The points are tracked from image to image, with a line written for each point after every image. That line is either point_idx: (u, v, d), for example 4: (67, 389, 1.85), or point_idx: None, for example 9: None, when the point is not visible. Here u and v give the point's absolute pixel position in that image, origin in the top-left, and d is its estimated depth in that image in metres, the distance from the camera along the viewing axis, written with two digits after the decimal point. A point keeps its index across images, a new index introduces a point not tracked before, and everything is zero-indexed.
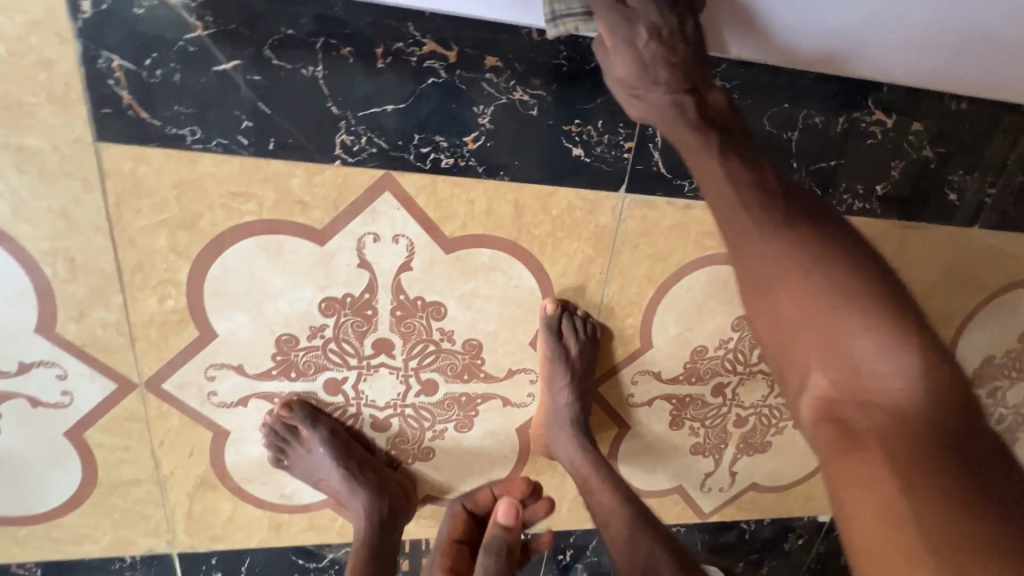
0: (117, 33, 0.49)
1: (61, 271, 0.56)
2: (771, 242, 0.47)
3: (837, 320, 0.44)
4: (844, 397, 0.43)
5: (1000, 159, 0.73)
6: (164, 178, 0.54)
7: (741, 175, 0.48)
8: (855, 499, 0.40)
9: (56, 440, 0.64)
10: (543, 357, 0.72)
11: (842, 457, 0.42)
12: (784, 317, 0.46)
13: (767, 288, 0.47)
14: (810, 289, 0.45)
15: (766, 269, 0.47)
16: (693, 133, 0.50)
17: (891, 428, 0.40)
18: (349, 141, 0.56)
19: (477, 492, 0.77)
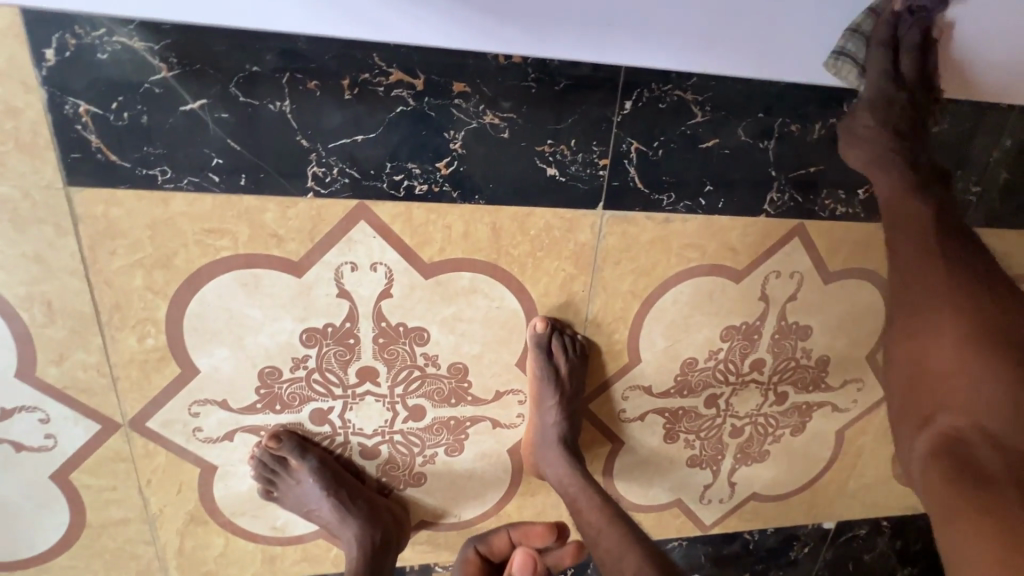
0: (84, 79, 0.49)
1: (38, 316, 0.56)
2: (945, 293, 0.56)
3: (975, 374, 0.53)
4: (976, 438, 0.52)
5: (983, 156, 0.72)
6: (136, 219, 0.54)
7: (916, 223, 0.60)
8: (953, 513, 0.48)
9: (43, 483, 0.64)
10: (530, 376, 0.71)
11: (948, 481, 0.50)
12: (934, 359, 0.56)
13: (930, 331, 0.56)
14: (964, 346, 0.54)
15: (931, 319, 0.57)
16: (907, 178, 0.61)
17: (1010, 473, 0.49)
18: (320, 173, 0.56)
19: (493, 537, 0.75)
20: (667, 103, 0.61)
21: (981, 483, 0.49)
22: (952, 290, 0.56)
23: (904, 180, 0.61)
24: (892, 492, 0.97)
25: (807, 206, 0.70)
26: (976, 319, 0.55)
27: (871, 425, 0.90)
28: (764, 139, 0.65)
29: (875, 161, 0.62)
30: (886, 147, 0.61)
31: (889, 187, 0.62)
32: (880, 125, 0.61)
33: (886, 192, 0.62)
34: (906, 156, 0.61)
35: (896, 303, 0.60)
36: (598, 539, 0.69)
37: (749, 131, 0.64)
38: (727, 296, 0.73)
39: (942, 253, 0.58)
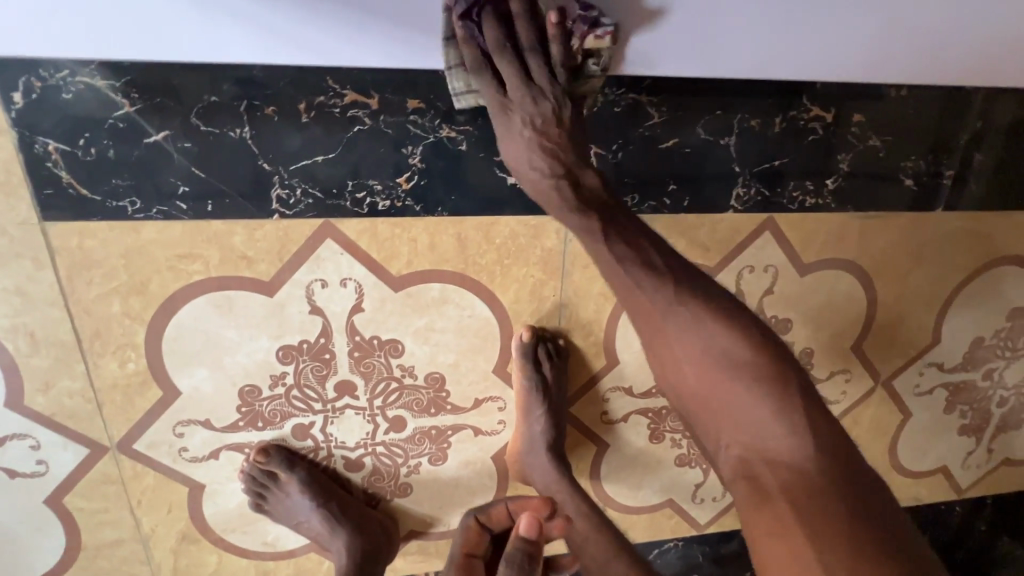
0: (50, 119, 0.51)
1: (24, 346, 0.59)
2: (670, 322, 0.51)
3: (735, 391, 0.49)
4: (750, 455, 0.48)
5: (954, 139, 0.72)
6: (111, 248, 0.57)
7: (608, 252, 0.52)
8: (763, 535, 0.46)
9: (37, 508, 0.66)
10: (516, 383, 0.71)
11: (750, 505, 0.47)
12: (692, 386, 0.51)
13: (672, 358, 0.52)
14: (717, 361, 0.50)
15: (673, 341, 0.52)
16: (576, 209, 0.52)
17: (796, 485, 0.45)
18: (284, 195, 0.58)
19: (492, 507, 0.67)
20: (622, 107, 0.61)
21: (769, 504, 0.46)
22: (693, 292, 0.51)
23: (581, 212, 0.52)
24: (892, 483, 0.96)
25: (774, 200, 0.70)
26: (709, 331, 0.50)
27: (864, 416, 0.89)
28: (723, 136, 0.65)
29: (546, 187, 0.52)
30: (545, 175, 0.52)
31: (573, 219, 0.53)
32: (535, 135, 0.51)
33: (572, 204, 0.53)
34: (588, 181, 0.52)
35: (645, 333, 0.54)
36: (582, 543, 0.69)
37: (708, 128, 0.64)
38: None
39: (648, 263, 0.52)
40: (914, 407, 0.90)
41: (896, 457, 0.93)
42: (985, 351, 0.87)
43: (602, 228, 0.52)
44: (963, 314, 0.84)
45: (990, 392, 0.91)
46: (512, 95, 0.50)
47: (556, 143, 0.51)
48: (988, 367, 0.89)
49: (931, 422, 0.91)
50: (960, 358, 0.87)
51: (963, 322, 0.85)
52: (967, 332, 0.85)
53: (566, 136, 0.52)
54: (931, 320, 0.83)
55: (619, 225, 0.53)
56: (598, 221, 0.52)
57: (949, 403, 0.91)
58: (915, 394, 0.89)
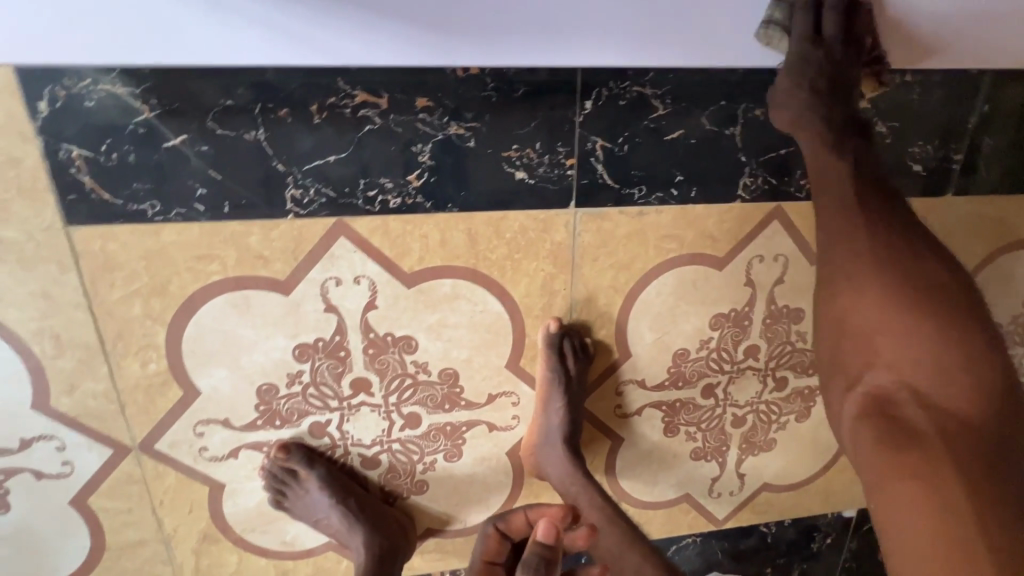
0: (74, 126, 0.53)
1: (49, 349, 0.60)
2: (873, 256, 0.55)
3: (914, 336, 0.53)
4: (900, 396, 0.53)
5: (962, 124, 0.71)
6: (130, 251, 0.58)
7: (837, 177, 0.58)
8: (896, 471, 0.51)
9: (63, 509, 0.67)
10: (540, 374, 0.72)
11: (880, 442, 0.52)
12: (867, 322, 0.55)
13: (857, 292, 0.56)
14: (908, 308, 0.54)
15: (861, 276, 0.56)
16: (828, 148, 0.58)
17: (951, 433, 0.51)
18: (298, 195, 0.59)
19: (511, 516, 0.69)
20: (627, 100, 0.62)
21: (916, 444, 0.51)
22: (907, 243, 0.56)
23: (824, 147, 0.58)
24: None
25: (782, 188, 0.70)
26: (913, 274, 0.55)
27: None
28: (728, 125, 0.65)
29: (802, 125, 0.59)
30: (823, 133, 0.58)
31: (812, 149, 0.59)
32: (810, 93, 0.57)
33: (831, 169, 0.58)
34: (834, 125, 0.58)
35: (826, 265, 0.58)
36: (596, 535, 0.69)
37: (712, 119, 0.65)
38: (712, 285, 0.74)
39: (868, 206, 0.56)
40: None
41: None
42: (1003, 338, 0.86)
43: (852, 167, 0.57)
44: None
45: None
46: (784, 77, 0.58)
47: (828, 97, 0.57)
48: None
49: None
50: None
51: None
52: None
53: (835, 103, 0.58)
54: None
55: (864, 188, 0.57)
56: (848, 166, 0.57)
57: None
58: None
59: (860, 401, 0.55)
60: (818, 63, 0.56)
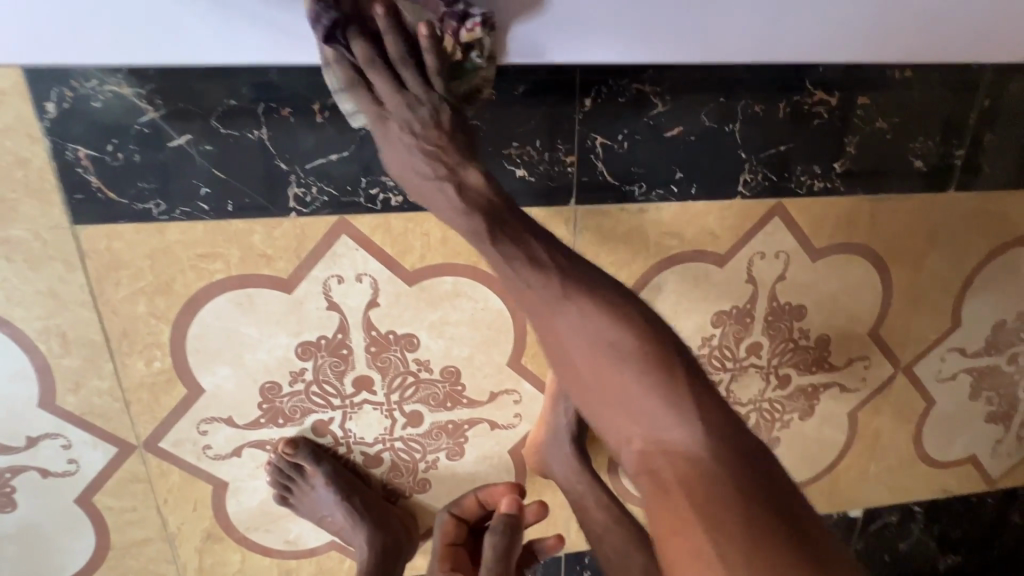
0: (81, 128, 0.54)
1: (55, 347, 0.61)
2: (557, 311, 0.49)
3: (624, 385, 0.47)
4: (653, 450, 0.47)
5: (964, 118, 0.71)
6: (137, 250, 0.59)
7: (506, 247, 0.49)
8: (664, 522, 0.45)
9: (68, 507, 0.68)
10: (552, 373, 0.71)
11: (652, 495, 0.47)
12: (590, 387, 0.49)
13: (563, 350, 0.49)
14: (610, 357, 0.48)
15: (564, 341, 0.49)
16: (462, 218, 0.50)
17: (689, 474, 0.45)
18: (301, 193, 0.60)
19: (461, 500, 0.74)
20: (626, 97, 0.62)
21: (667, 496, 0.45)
22: (577, 290, 0.48)
23: (458, 210, 0.50)
24: (917, 474, 0.93)
25: (782, 185, 0.70)
26: (599, 331, 0.48)
27: (883, 405, 0.87)
28: (727, 122, 0.66)
29: (432, 188, 0.50)
30: (429, 180, 0.50)
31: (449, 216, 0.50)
32: (417, 142, 0.49)
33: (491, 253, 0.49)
34: (482, 187, 0.50)
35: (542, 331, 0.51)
36: (603, 534, 0.69)
37: (711, 116, 0.65)
38: (713, 282, 0.74)
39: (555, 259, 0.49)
40: (937, 394, 0.88)
41: (922, 448, 0.91)
42: (1008, 334, 0.86)
43: (488, 222, 0.49)
44: (982, 297, 0.83)
45: (1015, 377, 0.89)
46: (392, 104, 0.48)
47: (437, 143, 0.49)
48: (1010, 351, 0.87)
49: (955, 409, 0.90)
50: (982, 343, 0.85)
51: (982, 304, 0.83)
52: (987, 315, 0.84)
53: (446, 140, 0.50)
54: (949, 304, 0.82)
55: (507, 225, 0.49)
56: (484, 221, 0.49)
57: (973, 389, 0.89)
58: (938, 380, 0.87)
59: (632, 457, 0.49)
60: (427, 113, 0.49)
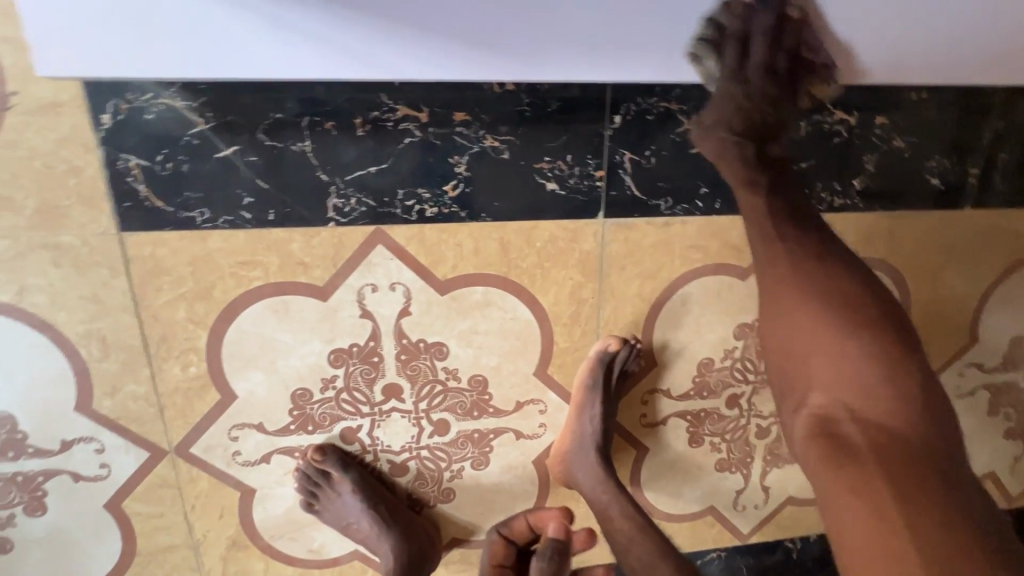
0: (134, 139, 0.56)
1: (95, 351, 0.62)
2: (792, 271, 0.54)
3: (843, 349, 0.51)
4: (843, 416, 0.50)
5: (978, 138, 0.73)
6: (179, 257, 0.61)
7: (762, 203, 0.57)
8: (839, 485, 0.48)
9: (98, 512, 0.68)
10: (578, 383, 0.73)
11: (829, 458, 0.50)
12: (805, 341, 0.53)
13: (783, 305, 0.55)
14: (834, 320, 0.52)
15: (790, 298, 0.54)
16: (746, 173, 0.58)
17: (887, 450, 0.48)
18: (340, 204, 0.62)
19: (512, 519, 0.77)
20: (654, 115, 0.65)
21: (855, 461, 0.48)
22: (817, 262, 0.55)
23: (748, 169, 0.57)
24: None
25: (803, 200, 0.72)
26: (831, 297, 0.53)
27: None
28: None
29: (726, 147, 0.58)
30: (728, 138, 0.58)
31: (732, 174, 0.59)
32: (738, 107, 0.57)
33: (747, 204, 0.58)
34: (756, 155, 0.58)
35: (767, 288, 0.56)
36: (628, 546, 0.69)
37: None
38: (736, 295, 0.75)
39: (800, 228, 0.56)
40: (956, 410, 0.88)
41: None
42: None
43: (770, 185, 0.57)
44: (999, 312, 0.84)
45: None
46: (719, 80, 0.56)
47: (755, 113, 0.57)
48: None
49: (973, 425, 0.90)
50: (999, 358, 0.86)
51: (999, 320, 0.84)
52: (1004, 330, 0.85)
53: (757, 113, 0.57)
54: (967, 319, 0.83)
55: (783, 192, 0.58)
56: (766, 182, 0.57)
57: (991, 405, 0.89)
58: (956, 396, 0.88)
59: (807, 421, 0.52)
60: (760, 85, 0.56)
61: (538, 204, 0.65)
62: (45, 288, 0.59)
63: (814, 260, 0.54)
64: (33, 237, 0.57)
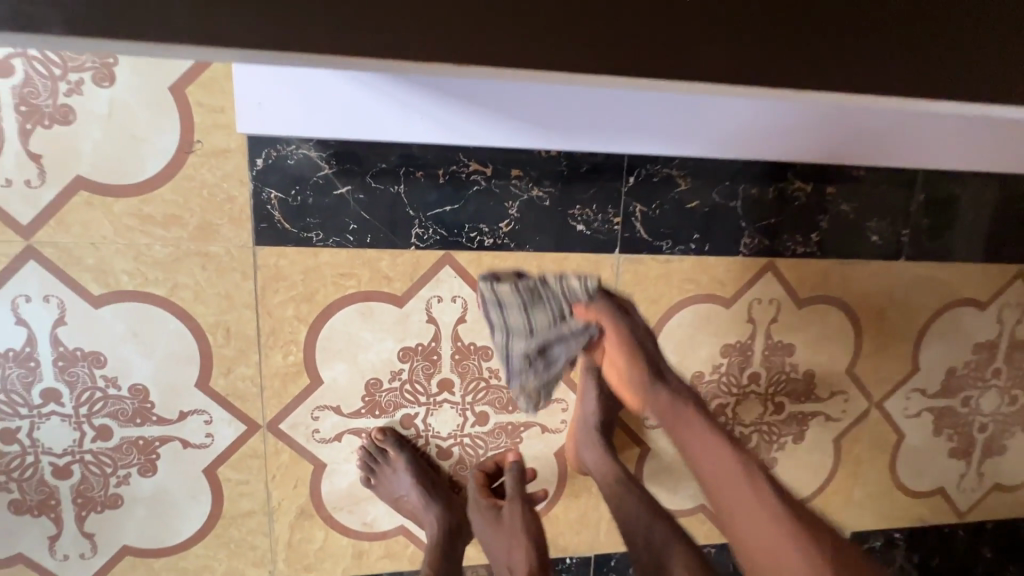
0: (276, 177, 0.75)
1: (220, 338, 0.79)
2: (739, 475, 0.65)
3: (797, 545, 0.59)
4: None
5: (907, 207, 0.95)
6: (295, 267, 0.79)
7: (700, 422, 0.71)
8: None
9: (197, 476, 0.82)
10: (578, 372, 0.89)
11: None
12: (768, 542, 0.61)
13: (738, 509, 0.64)
14: (780, 520, 0.62)
15: (742, 502, 0.64)
16: (663, 390, 0.75)
17: None
18: (420, 233, 0.81)
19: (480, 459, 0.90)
20: (660, 177, 0.85)
21: None
22: (753, 465, 0.67)
23: (658, 389, 0.75)
24: (895, 501, 1.09)
25: (773, 248, 0.92)
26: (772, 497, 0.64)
27: (862, 435, 1.04)
28: (732, 199, 0.89)
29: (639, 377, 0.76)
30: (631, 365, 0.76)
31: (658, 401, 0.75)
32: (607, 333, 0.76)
33: (688, 424, 0.71)
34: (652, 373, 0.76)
35: (728, 517, 0.65)
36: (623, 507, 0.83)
37: (721, 194, 0.88)
38: (721, 319, 0.93)
39: (733, 440, 0.69)
40: (906, 429, 1.06)
41: (897, 477, 1.08)
42: (959, 380, 1.05)
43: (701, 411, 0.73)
44: (935, 346, 1.03)
45: (969, 417, 1.08)
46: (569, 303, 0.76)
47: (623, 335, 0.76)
48: (963, 394, 1.06)
49: (922, 443, 1.07)
50: (939, 386, 1.05)
51: (936, 353, 1.03)
52: (941, 362, 1.04)
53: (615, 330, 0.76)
54: (908, 351, 1.02)
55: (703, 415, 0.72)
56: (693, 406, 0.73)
57: (936, 426, 1.07)
58: (906, 416, 1.05)
59: None
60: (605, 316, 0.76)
61: (568, 242, 0.85)
62: (192, 285, 0.77)
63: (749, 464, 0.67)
64: (191, 246, 0.76)
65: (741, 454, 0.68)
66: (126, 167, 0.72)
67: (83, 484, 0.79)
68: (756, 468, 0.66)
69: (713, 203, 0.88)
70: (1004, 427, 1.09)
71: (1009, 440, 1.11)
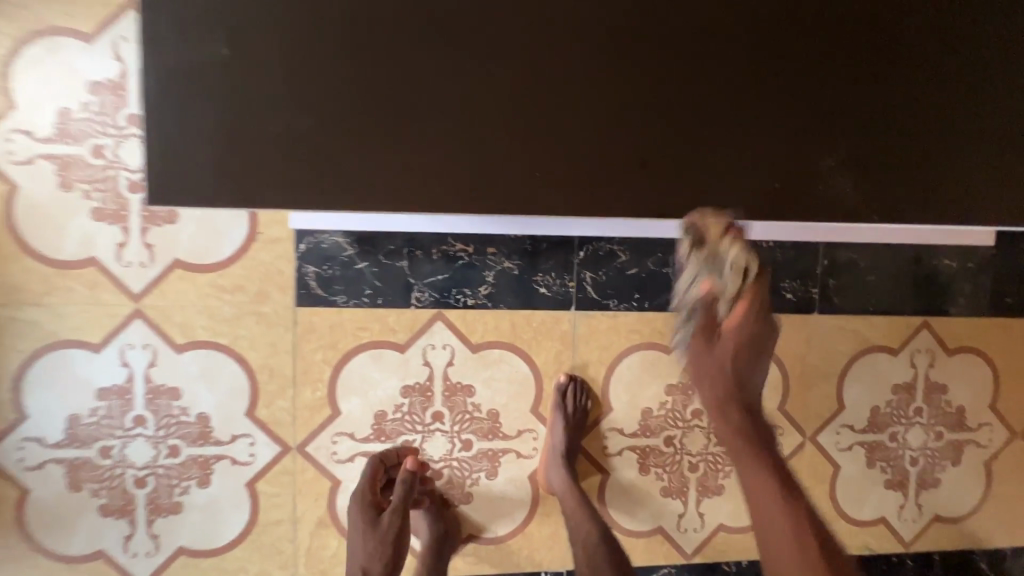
0: (312, 256, 1.03)
1: (265, 377, 1.04)
2: (766, 481, 0.74)
3: (803, 545, 0.71)
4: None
5: (814, 270, 1.17)
6: (324, 322, 1.04)
7: (740, 422, 0.76)
8: None
9: (240, 489, 1.04)
10: (548, 407, 1.10)
11: None
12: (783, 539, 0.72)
13: (763, 507, 0.73)
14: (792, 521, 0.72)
15: (763, 502, 0.74)
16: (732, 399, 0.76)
17: None
18: (418, 296, 1.06)
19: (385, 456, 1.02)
20: (605, 251, 1.10)
21: None
22: (775, 466, 0.75)
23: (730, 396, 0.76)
24: (840, 528, 1.22)
25: None
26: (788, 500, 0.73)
27: (801, 464, 1.20)
28: (664, 266, 1.12)
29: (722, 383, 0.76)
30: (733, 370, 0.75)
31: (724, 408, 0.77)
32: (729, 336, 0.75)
33: (728, 419, 0.77)
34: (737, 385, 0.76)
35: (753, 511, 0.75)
36: (579, 525, 1.04)
37: (655, 262, 1.12)
38: (663, 363, 1.14)
39: (764, 440, 0.77)
40: (841, 461, 1.21)
41: (839, 506, 1.22)
42: (884, 416, 1.21)
43: (744, 405, 0.77)
44: (856, 386, 1.20)
45: (899, 452, 1.23)
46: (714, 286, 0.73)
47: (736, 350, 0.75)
48: (891, 430, 1.22)
49: (859, 474, 1.22)
50: (866, 422, 1.21)
51: (858, 392, 1.21)
52: (863, 400, 1.21)
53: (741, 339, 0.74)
54: (833, 391, 1.20)
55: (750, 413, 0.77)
56: (745, 404, 0.77)
57: (868, 459, 1.22)
58: (839, 450, 1.21)
59: None
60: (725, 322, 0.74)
61: (533, 301, 1.09)
62: (248, 336, 1.03)
63: (773, 468, 0.75)
64: (249, 308, 1.02)
65: (769, 457, 0.76)
66: (209, 252, 1.01)
67: (155, 493, 1.02)
68: (779, 473, 0.75)
69: (648, 269, 1.11)
70: (933, 460, 1.23)
71: (941, 473, 1.24)
